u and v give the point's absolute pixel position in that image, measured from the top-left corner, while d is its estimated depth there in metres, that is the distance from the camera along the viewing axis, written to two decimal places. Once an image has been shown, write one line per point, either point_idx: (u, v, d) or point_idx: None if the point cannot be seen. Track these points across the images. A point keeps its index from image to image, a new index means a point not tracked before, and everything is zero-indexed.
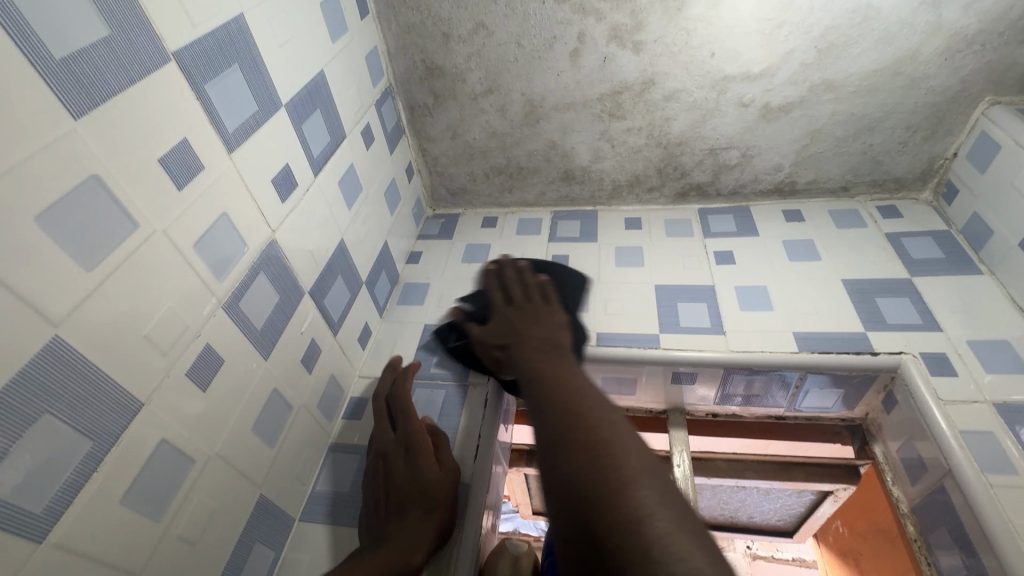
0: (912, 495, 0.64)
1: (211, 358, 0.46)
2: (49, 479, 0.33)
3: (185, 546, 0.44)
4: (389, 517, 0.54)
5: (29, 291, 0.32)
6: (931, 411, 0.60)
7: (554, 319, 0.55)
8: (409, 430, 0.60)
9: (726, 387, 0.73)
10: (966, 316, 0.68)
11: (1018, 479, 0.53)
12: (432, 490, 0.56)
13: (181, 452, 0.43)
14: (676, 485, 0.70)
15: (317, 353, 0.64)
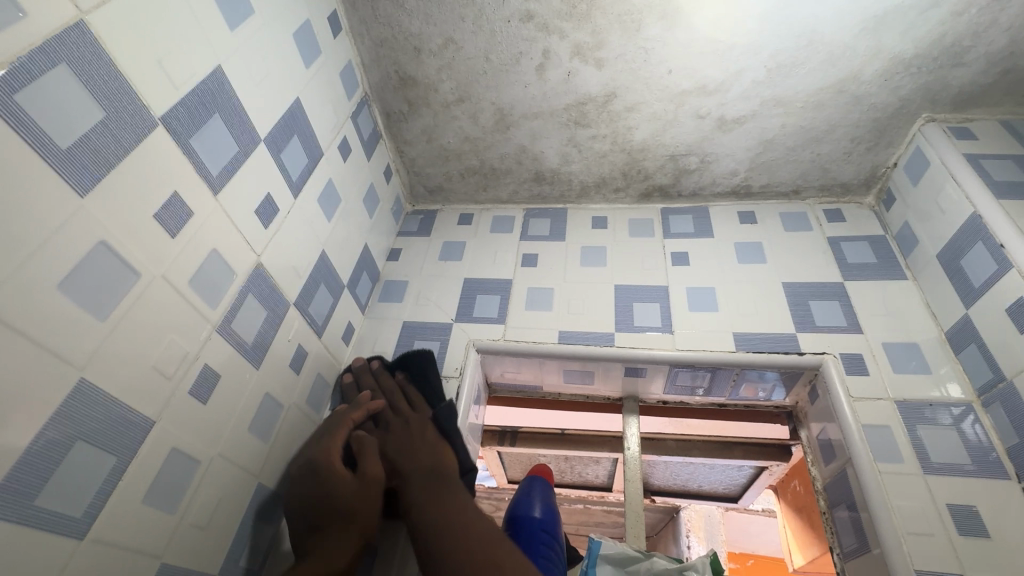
0: (825, 474, 0.73)
1: (209, 375, 0.53)
2: (84, 490, 0.41)
3: (197, 531, 0.52)
4: (311, 532, 0.54)
5: (57, 344, 0.38)
6: (841, 406, 0.69)
7: (433, 452, 0.63)
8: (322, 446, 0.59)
9: (673, 380, 0.81)
10: (886, 319, 0.76)
11: (904, 466, 0.62)
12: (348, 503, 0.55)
13: (188, 456, 0.51)
14: (628, 464, 0.81)
15: (304, 356, 0.72)
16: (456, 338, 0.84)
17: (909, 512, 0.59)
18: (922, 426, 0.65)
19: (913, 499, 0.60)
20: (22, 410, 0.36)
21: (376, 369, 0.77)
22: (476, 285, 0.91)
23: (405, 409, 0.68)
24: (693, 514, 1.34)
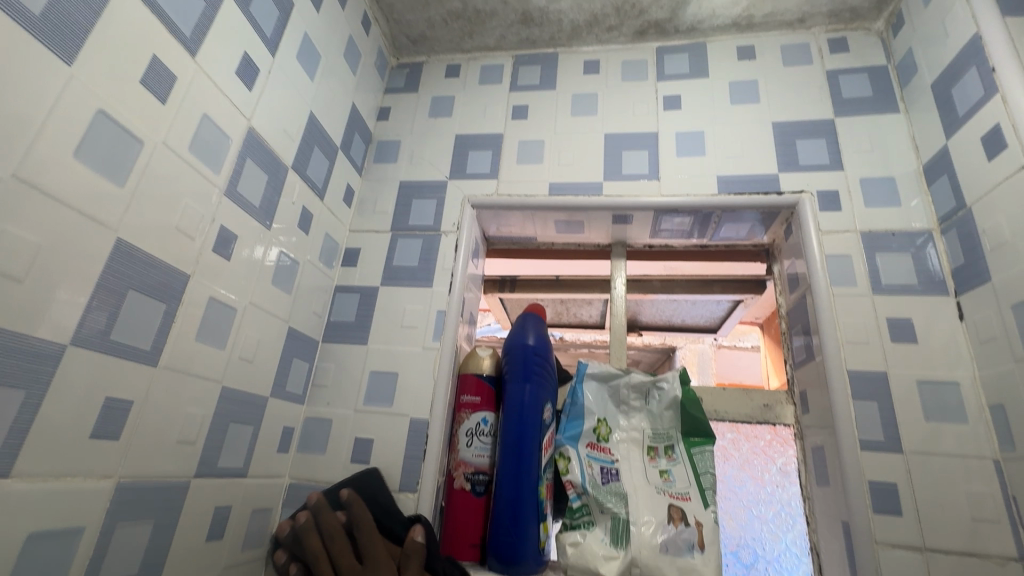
0: (790, 302, 0.82)
1: (227, 235, 0.59)
2: (149, 330, 0.50)
3: (245, 364, 0.63)
4: None
5: (92, 208, 0.43)
6: (810, 240, 0.74)
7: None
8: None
9: (658, 225, 0.86)
10: (869, 155, 0.77)
11: (856, 289, 0.70)
12: None
13: (225, 304, 0.59)
14: (615, 302, 0.90)
15: (310, 217, 0.77)
16: (452, 195, 0.88)
17: (853, 326, 0.68)
18: (880, 253, 0.71)
19: (859, 316, 0.68)
20: (79, 262, 0.43)
21: (314, 506, 0.66)
22: (468, 141, 0.92)
23: (379, 556, 0.61)
24: (687, 351, 1.49)
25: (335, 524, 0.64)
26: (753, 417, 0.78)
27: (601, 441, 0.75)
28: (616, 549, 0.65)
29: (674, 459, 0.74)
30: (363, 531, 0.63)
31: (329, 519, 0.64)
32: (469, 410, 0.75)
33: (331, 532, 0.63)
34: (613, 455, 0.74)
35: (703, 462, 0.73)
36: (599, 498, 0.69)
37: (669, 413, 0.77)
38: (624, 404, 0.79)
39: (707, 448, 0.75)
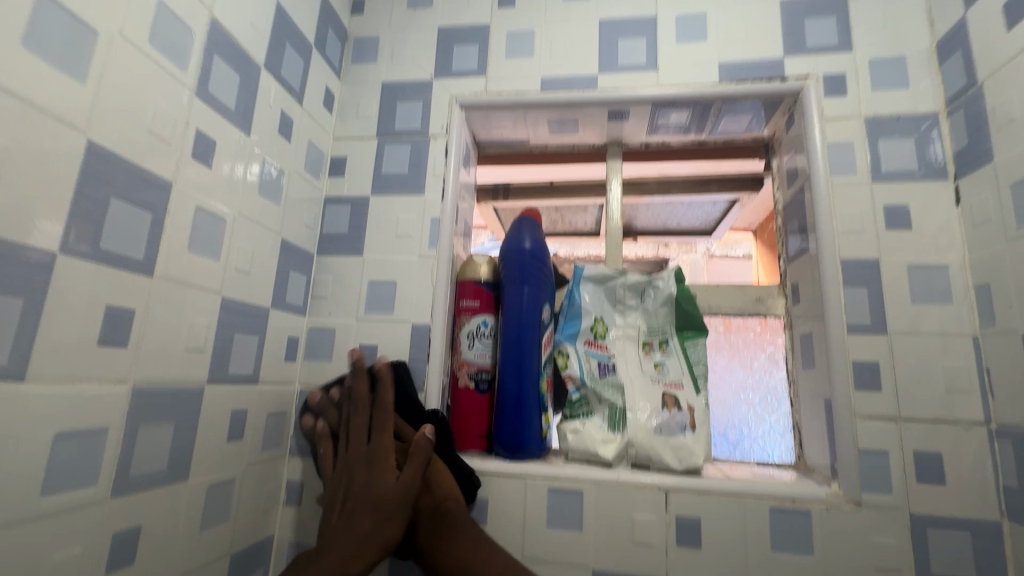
0: (787, 197, 0.81)
1: (204, 140, 0.56)
2: (139, 239, 0.48)
3: (242, 275, 0.63)
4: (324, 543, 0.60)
5: (54, 106, 0.40)
6: (812, 130, 0.71)
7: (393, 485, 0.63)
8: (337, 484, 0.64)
9: (656, 121, 0.82)
10: (880, 32, 0.72)
11: (855, 178, 0.69)
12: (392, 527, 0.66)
13: (213, 214, 0.58)
14: (611, 205, 0.89)
15: (291, 123, 0.73)
16: (438, 95, 0.83)
17: (849, 216, 0.68)
18: (883, 139, 0.69)
19: (856, 205, 0.68)
20: (54, 165, 0.41)
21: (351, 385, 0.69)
22: (452, 34, 0.85)
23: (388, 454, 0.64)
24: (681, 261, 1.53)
25: (363, 417, 0.66)
26: (745, 310, 0.80)
27: (598, 339, 0.78)
28: (613, 433, 0.69)
29: (668, 352, 0.77)
30: (382, 421, 0.66)
31: (359, 403, 0.67)
32: (469, 314, 0.76)
33: (361, 416, 0.66)
34: (609, 351, 0.77)
35: (696, 353, 0.76)
36: (597, 389, 0.72)
37: (664, 309, 0.79)
38: (620, 303, 0.81)
39: (700, 341, 0.78)
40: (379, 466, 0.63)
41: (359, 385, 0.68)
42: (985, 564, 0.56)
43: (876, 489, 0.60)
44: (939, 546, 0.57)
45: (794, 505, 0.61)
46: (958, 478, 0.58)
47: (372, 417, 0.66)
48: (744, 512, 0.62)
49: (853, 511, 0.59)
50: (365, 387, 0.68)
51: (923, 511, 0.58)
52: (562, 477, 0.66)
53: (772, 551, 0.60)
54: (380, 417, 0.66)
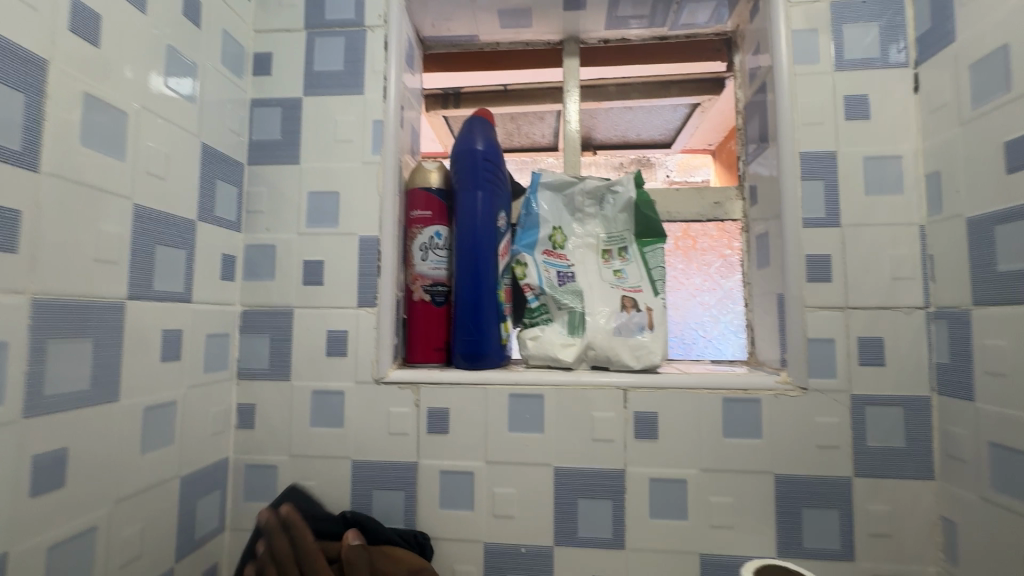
0: (748, 96, 0.78)
1: (85, 11, 0.47)
2: (14, 124, 0.41)
3: (156, 181, 0.56)
4: None
5: None
6: (776, 16, 0.67)
7: None
8: None
9: (615, 11, 0.77)
10: None
11: (818, 68, 0.66)
12: None
13: (109, 105, 0.50)
14: (568, 109, 0.83)
15: (199, 6, 0.63)
16: None
17: (810, 108, 0.66)
18: (848, 26, 0.66)
19: (817, 97, 0.66)
20: None
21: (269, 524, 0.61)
22: None
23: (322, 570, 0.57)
24: None
25: (287, 548, 0.59)
26: (703, 215, 0.79)
27: (557, 248, 0.76)
28: (573, 337, 0.69)
29: (627, 260, 0.76)
30: (308, 553, 0.58)
31: (303, 544, 0.59)
32: (421, 225, 0.72)
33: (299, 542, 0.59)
34: (568, 260, 0.75)
35: (655, 258, 0.75)
36: (556, 297, 0.71)
37: (624, 216, 0.77)
38: (579, 212, 0.78)
39: (659, 246, 0.76)
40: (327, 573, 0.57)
41: (280, 544, 0.59)
42: (914, 436, 0.60)
43: (821, 374, 0.62)
44: (874, 423, 0.61)
45: (745, 393, 0.63)
46: (896, 360, 0.61)
47: (301, 550, 0.59)
48: (699, 404, 0.63)
49: (799, 396, 0.62)
50: (283, 529, 0.60)
51: (862, 391, 0.61)
52: (522, 383, 0.66)
53: (724, 437, 0.63)
54: (312, 553, 0.58)
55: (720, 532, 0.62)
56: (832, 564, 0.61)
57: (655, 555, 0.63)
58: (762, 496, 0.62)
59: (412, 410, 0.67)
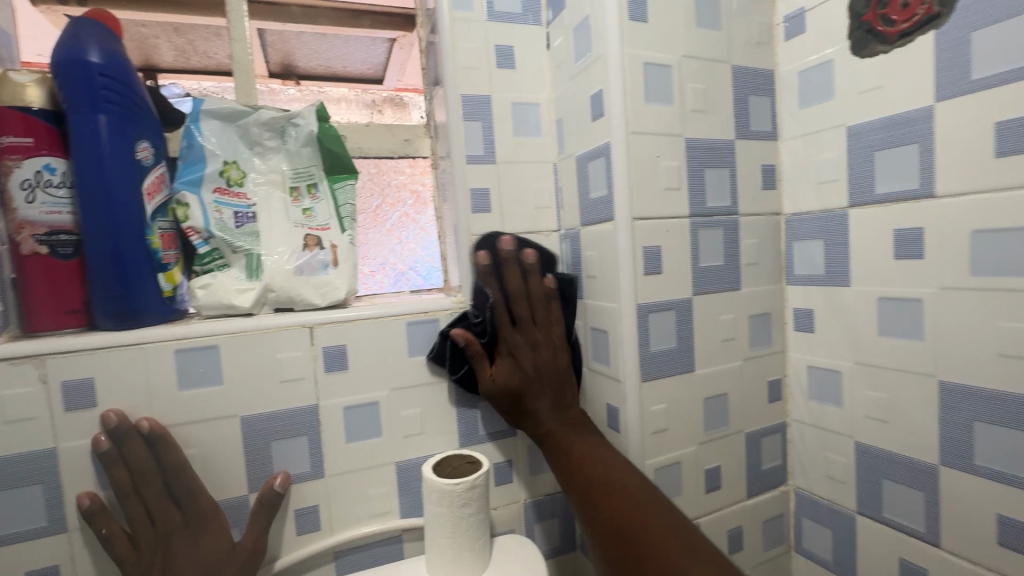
0: (425, 34, 0.80)
1: None
2: None
3: None
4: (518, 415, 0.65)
5: None
6: None
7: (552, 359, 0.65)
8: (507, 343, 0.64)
9: None
10: None
11: (473, 15, 0.71)
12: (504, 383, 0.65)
13: None
14: (235, 27, 0.73)
15: None
16: None
17: (469, 53, 0.71)
18: None
19: (473, 42, 0.72)
20: None
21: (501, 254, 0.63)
22: None
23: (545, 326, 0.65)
24: None
25: (542, 289, 0.65)
26: (393, 152, 0.81)
27: (233, 186, 0.69)
28: (251, 282, 0.66)
29: (317, 197, 0.73)
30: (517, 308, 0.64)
31: (531, 286, 0.65)
32: (19, 156, 0.56)
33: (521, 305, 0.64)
34: (250, 200, 0.69)
35: (345, 195, 0.75)
36: (229, 239, 0.66)
37: (308, 150, 0.73)
38: (259, 145, 0.71)
39: (350, 182, 0.76)
40: (546, 358, 0.65)
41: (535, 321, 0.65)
42: None
43: None
44: None
45: (425, 315, 0.70)
46: None
47: (541, 309, 0.65)
48: (385, 332, 0.68)
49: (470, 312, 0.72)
50: (530, 268, 0.64)
51: None
52: (190, 337, 0.60)
53: (408, 357, 0.69)
54: (541, 331, 0.65)
55: (412, 439, 0.70)
56: (501, 441, 0.75)
57: (355, 472, 0.68)
58: (443, 401, 0.72)
59: (38, 388, 0.55)
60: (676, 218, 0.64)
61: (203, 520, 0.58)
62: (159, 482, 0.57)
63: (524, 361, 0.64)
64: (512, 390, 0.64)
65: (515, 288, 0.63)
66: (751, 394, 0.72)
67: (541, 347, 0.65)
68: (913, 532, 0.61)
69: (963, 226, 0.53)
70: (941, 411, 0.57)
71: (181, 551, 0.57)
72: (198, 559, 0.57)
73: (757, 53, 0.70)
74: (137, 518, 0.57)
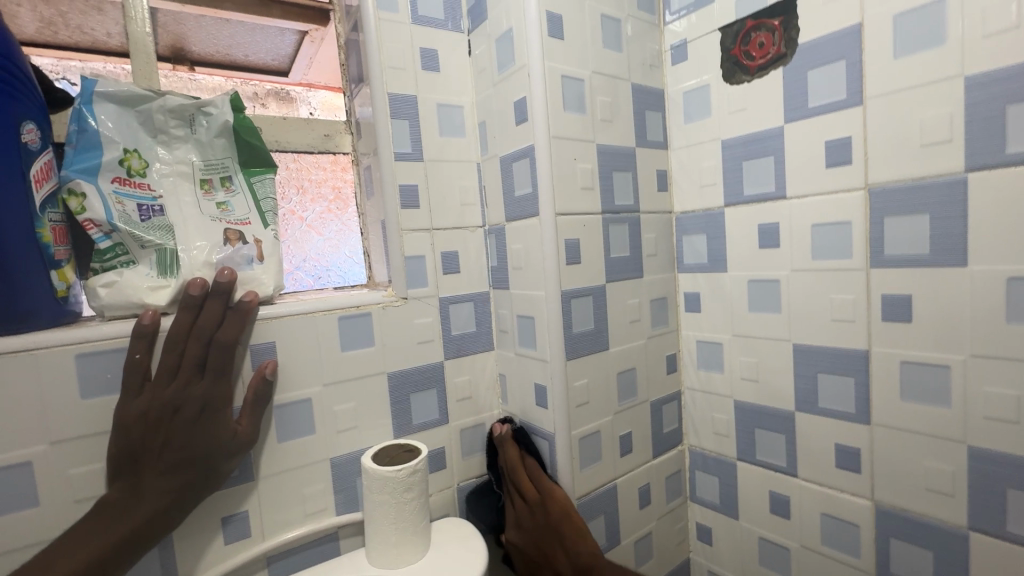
0: (346, 31, 0.80)
1: None
2: None
3: None
4: (541, 573, 0.71)
5: None
6: None
7: (557, 513, 0.69)
8: (522, 520, 0.72)
9: None
10: None
11: (397, 16, 0.73)
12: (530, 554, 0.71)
13: None
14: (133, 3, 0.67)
15: None
16: None
17: (395, 52, 0.73)
18: None
19: (398, 42, 0.74)
20: None
21: (501, 439, 0.76)
22: None
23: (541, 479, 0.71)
24: None
25: (523, 453, 0.74)
26: (313, 147, 0.80)
27: (135, 176, 0.63)
28: (165, 279, 0.61)
29: (232, 190, 0.70)
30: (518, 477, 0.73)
31: (513, 450, 0.74)
32: None
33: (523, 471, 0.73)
34: (155, 190, 0.64)
35: (264, 189, 0.72)
36: (136, 234, 0.60)
37: (222, 141, 0.70)
38: (163, 133, 0.66)
39: (269, 176, 0.73)
40: (541, 526, 0.70)
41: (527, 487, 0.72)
42: (480, 320, 0.82)
43: (415, 284, 0.75)
44: (456, 315, 0.79)
45: (357, 309, 0.71)
46: (466, 267, 0.80)
47: (525, 472, 0.72)
48: (315, 328, 0.68)
49: (402, 305, 0.74)
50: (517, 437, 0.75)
51: (446, 294, 0.78)
52: (93, 339, 0.55)
53: (340, 352, 0.69)
54: (541, 492, 0.70)
55: (346, 434, 0.70)
56: (434, 429, 0.78)
57: (288, 471, 0.66)
58: (376, 394, 0.72)
59: None
60: (591, 214, 0.73)
61: (215, 408, 0.59)
62: (202, 346, 0.59)
63: (527, 525, 0.72)
64: (531, 555, 0.71)
65: (514, 461, 0.74)
66: (653, 367, 0.83)
67: (547, 498, 0.70)
68: (779, 468, 0.76)
69: (806, 221, 0.68)
70: (796, 366, 0.72)
71: (184, 428, 0.57)
72: (192, 446, 0.57)
73: (650, 74, 0.81)
74: (135, 381, 0.56)
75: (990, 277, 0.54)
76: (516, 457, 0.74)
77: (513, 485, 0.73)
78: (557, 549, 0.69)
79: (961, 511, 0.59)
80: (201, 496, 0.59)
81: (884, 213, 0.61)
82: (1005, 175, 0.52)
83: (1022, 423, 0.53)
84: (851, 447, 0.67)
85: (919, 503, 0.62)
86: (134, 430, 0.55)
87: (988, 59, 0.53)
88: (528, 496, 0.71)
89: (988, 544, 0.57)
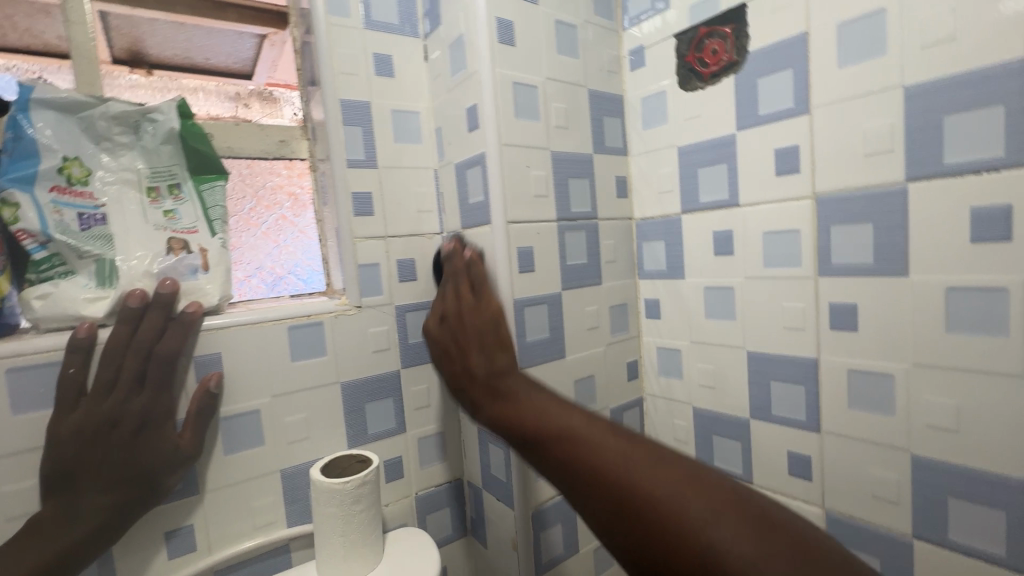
0: (301, 35, 0.79)
1: None
2: None
3: None
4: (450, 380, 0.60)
5: None
6: None
7: (475, 317, 0.60)
8: (434, 333, 0.65)
9: None
10: None
11: (349, 21, 0.73)
12: (450, 347, 0.61)
13: None
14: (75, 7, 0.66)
15: None
16: None
17: (347, 58, 0.73)
18: None
19: (350, 48, 0.73)
20: None
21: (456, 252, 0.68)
22: None
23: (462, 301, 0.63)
24: None
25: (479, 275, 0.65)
26: (268, 153, 0.79)
27: (75, 184, 0.62)
28: (105, 290, 0.60)
29: (180, 198, 0.69)
30: (462, 288, 0.65)
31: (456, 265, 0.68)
32: None
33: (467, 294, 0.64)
34: (98, 200, 0.63)
35: (214, 197, 0.71)
36: (74, 243, 0.59)
37: (169, 148, 0.68)
38: (107, 141, 0.65)
39: (220, 184, 0.72)
40: (468, 318, 0.61)
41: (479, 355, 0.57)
42: None
43: (369, 293, 0.75)
44: (413, 323, 0.78)
45: (309, 318, 0.70)
46: (423, 275, 0.79)
47: (446, 292, 0.67)
48: (265, 338, 0.67)
49: (356, 314, 0.73)
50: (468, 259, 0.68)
51: (403, 302, 0.77)
52: (26, 353, 0.54)
53: (291, 362, 0.69)
54: (462, 312, 0.62)
55: (297, 445, 0.69)
56: (391, 438, 0.77)
57: (236, 484, 0.65)
58: (329, 404, 0.71)
59: None
60: (545, 222, 0.72)
61: (155, 423, 0.58)
62: (140, 361, 0.57)
63: (452, 320, 0.63)
64: (451, 348, 0.61)
65: (452, 272, 0.68)
66: (613, 375, 0.83)
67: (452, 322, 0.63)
68: (735, 475, 0.76)
69: (758, 229, 0.68)
70: (750, 374, 0.72)
71: (121, 446, 0.56)
72: (132, 463, 0.56)
73: (609, 80, 0.81)
74: (69, 398, 0.55)
75: (931, 286, 0.54)
76: (468, 286, 0.64)
77: (439, 307, 0.67)
78: (501, 360, 0.53)
79: (906, 519, 0.59)
80: (138, 517, 0.57)
81: (831, 221, 0.61)
82: (943, 185, 0.53)
83: (961, 432, 0.54)
84: (803, 454, 0.67)
85: (868, 511, 0.62)
86: (67, 447, 0.54)
87: (926, 69, 0.53)
88: (448, 309, 0.64)
89: (930, 552, 0.57)
